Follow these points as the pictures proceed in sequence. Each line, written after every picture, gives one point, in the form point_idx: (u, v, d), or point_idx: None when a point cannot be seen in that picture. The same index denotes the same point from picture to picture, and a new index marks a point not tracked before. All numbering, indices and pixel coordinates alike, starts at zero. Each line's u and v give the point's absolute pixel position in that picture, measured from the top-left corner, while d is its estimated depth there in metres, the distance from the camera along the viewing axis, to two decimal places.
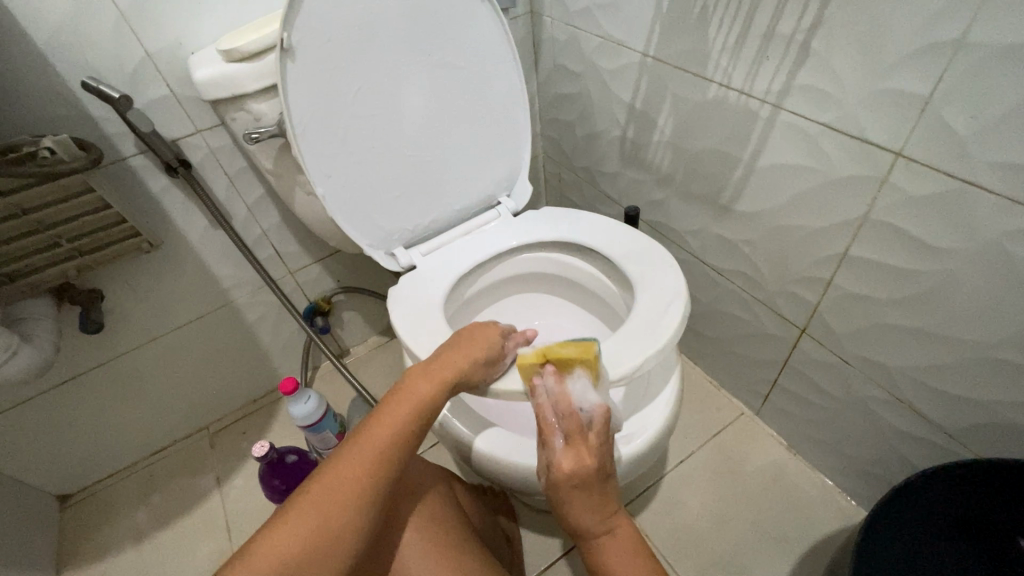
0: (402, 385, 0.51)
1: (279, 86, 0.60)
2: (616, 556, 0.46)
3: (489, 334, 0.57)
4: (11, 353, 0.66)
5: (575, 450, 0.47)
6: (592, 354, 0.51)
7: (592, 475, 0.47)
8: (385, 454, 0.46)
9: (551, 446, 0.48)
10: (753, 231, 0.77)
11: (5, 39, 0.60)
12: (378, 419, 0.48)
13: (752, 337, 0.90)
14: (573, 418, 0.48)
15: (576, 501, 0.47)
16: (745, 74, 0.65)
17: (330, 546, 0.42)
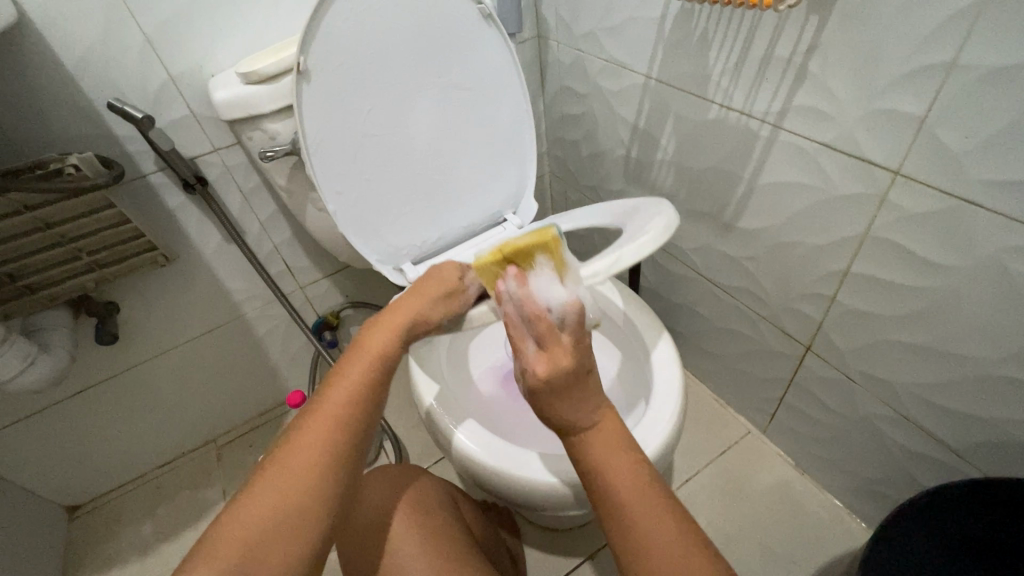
0: (360, 339, 0.50)
1: (295, 107, 0.62)
2: (603, 451, 0.43)
3: (445, 270, 0.61)
4: (29, 362, 0.68)
5: (548, 353, 0.45)
6: (552, 240, 0.51)
7: (568, 375, 0.44)
8: (346, 409, 0.44)
9: (523, 354, 0.47)
10: (755, 248, 0.78)
11: (38, 64, 0.63)
12: (337, 376, 0.46)
13: (757, 355, 0.90)
14: (542, 319, 0.47)
15: (557, 404, 0.45)
16: (744, 95, 0.67)
17: (294, 517, 0.39)
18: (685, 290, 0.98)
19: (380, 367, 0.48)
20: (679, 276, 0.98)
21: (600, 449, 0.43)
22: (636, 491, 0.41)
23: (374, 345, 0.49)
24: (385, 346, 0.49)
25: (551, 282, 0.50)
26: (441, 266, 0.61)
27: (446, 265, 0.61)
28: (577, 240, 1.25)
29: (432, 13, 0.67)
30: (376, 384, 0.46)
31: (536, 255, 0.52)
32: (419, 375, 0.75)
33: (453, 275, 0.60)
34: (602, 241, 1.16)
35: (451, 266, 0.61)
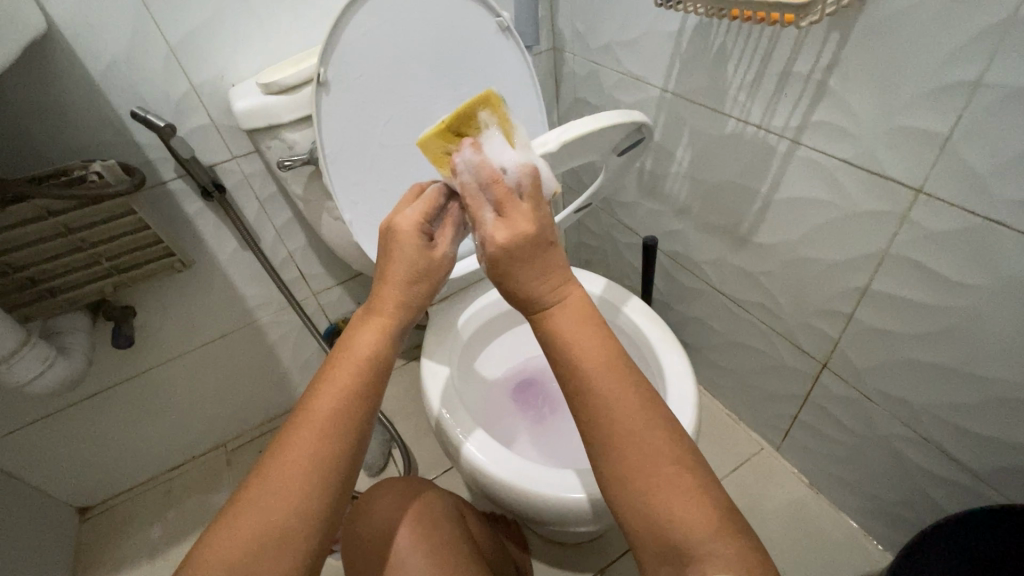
0: (343, 337, 0.46)
1: (314, 117, 0.63)
2: (568, 324, 0.41)
3: (409, 239, 0.47)
4: (48, 364, 0.68)
5: (507, 219, 0.41)
6: (492, 99, 0.48)
7: (531, 242, 0.40)
8: (329, 429, 0.41)
9: (480, 222, 0.42)
10: (771, 263, 0.77)
11: (66, 74, 0.65)
12: (322, 381, 0.43)
13: (771, 371, 0.89)
14: (499, 184, 0.42)
15: (517, 277, 0.41)
16: (763, 110, 0.66)
17: (276, 541, 0.38)
18: (698, 304, 0.97)
19: (366, 369, 0.44)
20: (692, 289, 0.97)
21: (588, 370, 0.39)
22: (638, 434, 0.37)
23: (359, 349, 0.45)
24: (370, 346, 0.45)
25: (502, 143, 0.47)
26: (397, 229, 0.47)
27: (405, 228, 0.47)
28: (588, 251, 1.25)
29: (449, 25, 0.68)
30: (363, 388, 0.43)
31: (479, 112, 0.48)
32: (432, 384, 0.75)
33: (410, 234, 0.47)
34: (614, 252, 1.16)
35: (409, 215, 0.48)
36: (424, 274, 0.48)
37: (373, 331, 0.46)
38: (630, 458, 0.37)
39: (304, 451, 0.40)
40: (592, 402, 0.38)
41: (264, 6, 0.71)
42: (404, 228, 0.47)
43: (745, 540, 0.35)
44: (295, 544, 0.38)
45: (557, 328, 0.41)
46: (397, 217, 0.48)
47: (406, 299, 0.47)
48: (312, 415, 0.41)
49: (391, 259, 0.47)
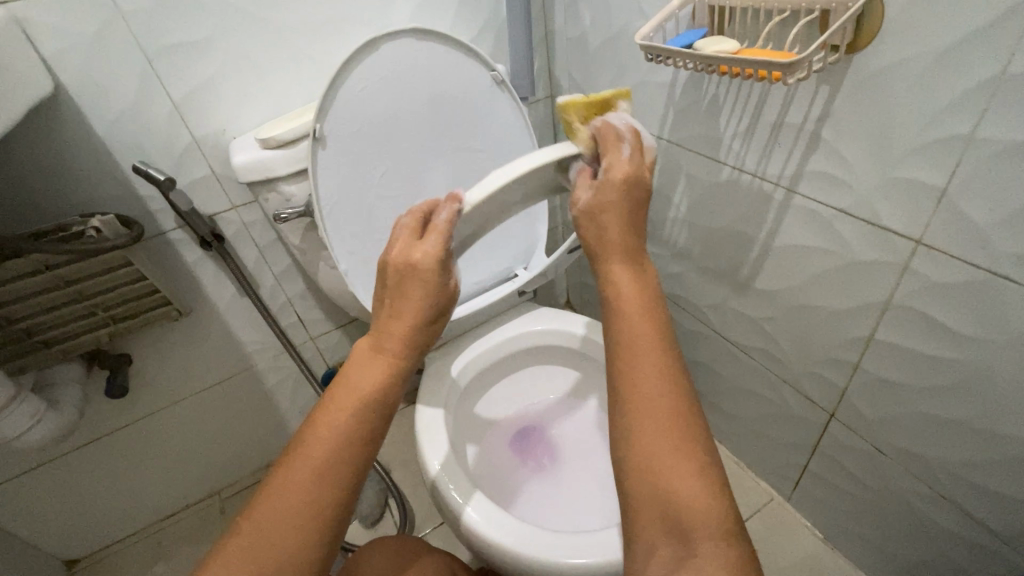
0: (348, 369, 0.47)
1: (310, 169, 0.64)
2: (625, 303, 0.46)
3: (422, 272, 0.47)
4: (37, 419, 0.67)
5: (632, 156, 0.48)
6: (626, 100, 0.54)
7: (646, 192, 0.49)
8: (334, 462, 0.42)
9: (618, 151, 0.48)
10: (772, 309, 0.76)
11: (71, 131, 0.66)
12: (325, 413, 0.45)
13: (778, 418, 0.86)
14: (638, 137, 0.50)
15: (617, 214, 0.48)
16: (757, 159, 0.66)
17: None
18: (702, 348, 0.95)
19: (372, 404, 0.45)
20: (693, 333, 0.96)
21: (628, 357, 0.45)
22: (673, 427, 0.42)
23: (365, 383, 0.46)
24: (377, 380, 0.46)
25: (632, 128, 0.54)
26: (416, 265, 0.47)
27: (426, 266, 0.47)
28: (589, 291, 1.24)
29: (444, 79, 0.69)
30: (366, 420, 0.45)
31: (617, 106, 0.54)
32: (426, 437, 0.73)
33: (431, 273, 0.47)
34: None
35: (429, 247, 0.48)
36: (433, 312, 0.49)
37: (379, 366, 0.47)
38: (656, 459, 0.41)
39: (309, 480, 0.41)
40: (638, 384, 0.43)
41: (266, 62, 0.73)
42: (422, 261, 0.47)
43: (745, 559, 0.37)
44: None
45: (618, 293, 0.47)
46: (414, 250, 0.48)
47: (416, 336, 0.48)
48: (315, 445, 0.43)
49: (407, 294, 0.48)
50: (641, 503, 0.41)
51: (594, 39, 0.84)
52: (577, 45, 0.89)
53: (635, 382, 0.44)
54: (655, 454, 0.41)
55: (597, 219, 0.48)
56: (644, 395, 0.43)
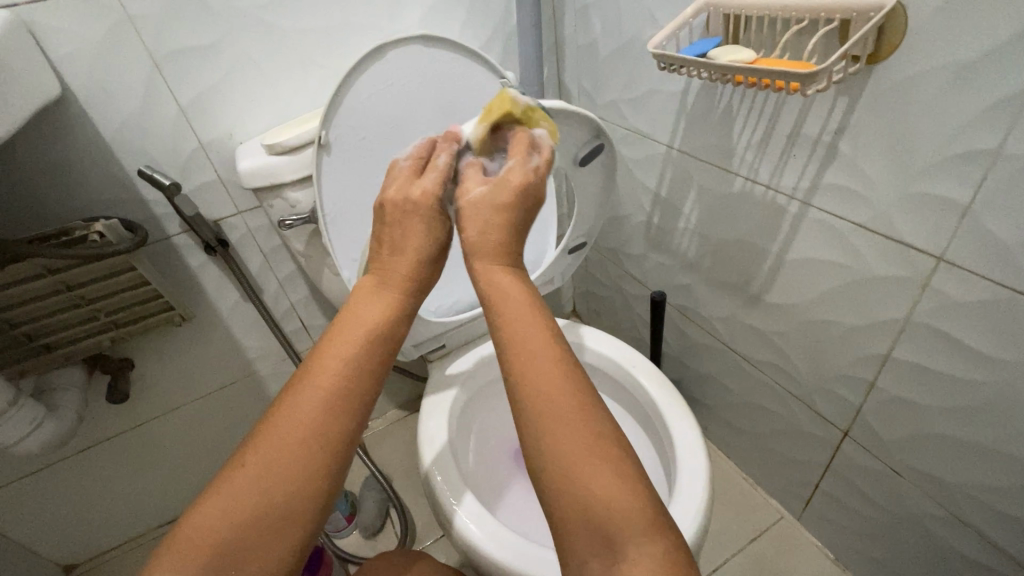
0: (353, 304, 0.49)
1: (314, 176, 0.63)
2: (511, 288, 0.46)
3: (421, 212, 0.50)
4: (36, 424, 0.66)
5: (539, 167, 0.50)
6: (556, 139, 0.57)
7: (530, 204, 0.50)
8: (330, 393, 0.44)
9: (528, 160, 0.49)
10: (784, 323, 0.74)
11: (76, 134, 0.66)
12: (329, 349, 0.46)
13: (788, 435, 0.84)
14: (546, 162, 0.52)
15: (512, 210, 0.48)
16: (771, 170, 0.65)
17: (271, 509, 0.41)
18: (711, 361, 0.93)
19: (371, 339, 0.47)
20: (701, 345, 0.94)
21: (526, 338, 0.43)
22: (578, 411, 0.40)
23: (368, 322, 0.48)
24: (380, 318, 0.48)
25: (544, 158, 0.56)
26: (416, 202, 0.50)
27: (426, 201, 0.50)
28: (596, 300, 1.23)
29: (453, 87, 0.68)
30: (370, 356, 0.47)
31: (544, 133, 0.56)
32: (429, 453, 0.72)
33: (429, 206, 0.50)
34: (622, 304, 1.13)
35: (430, 186, 0.50)
36: (435, 251, 0.51)
37: (382, 304, 0.49)
38: (576, 476, 0.38)
39: (310, 416, 0.43)
40: (539, 370, 0.42)
41: (274, 67, 0.73)
42: (421, 199, 0.50)
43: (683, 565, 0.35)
44: (291, 514, 0.41)
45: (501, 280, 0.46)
46: (414, 188, 0.50)
47: (415, 274, 0.50)
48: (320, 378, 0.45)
49: (408, 233, 0.50)
50: (562, 521, 0.38)
51: (604, 47, 0.83)
52: (587, 54, 0.88)
53: (533, 370, 0.42)
54: (560, 442, 0.39)
55: (496, 212, 0.48)
56: (545, 384, 0.41)
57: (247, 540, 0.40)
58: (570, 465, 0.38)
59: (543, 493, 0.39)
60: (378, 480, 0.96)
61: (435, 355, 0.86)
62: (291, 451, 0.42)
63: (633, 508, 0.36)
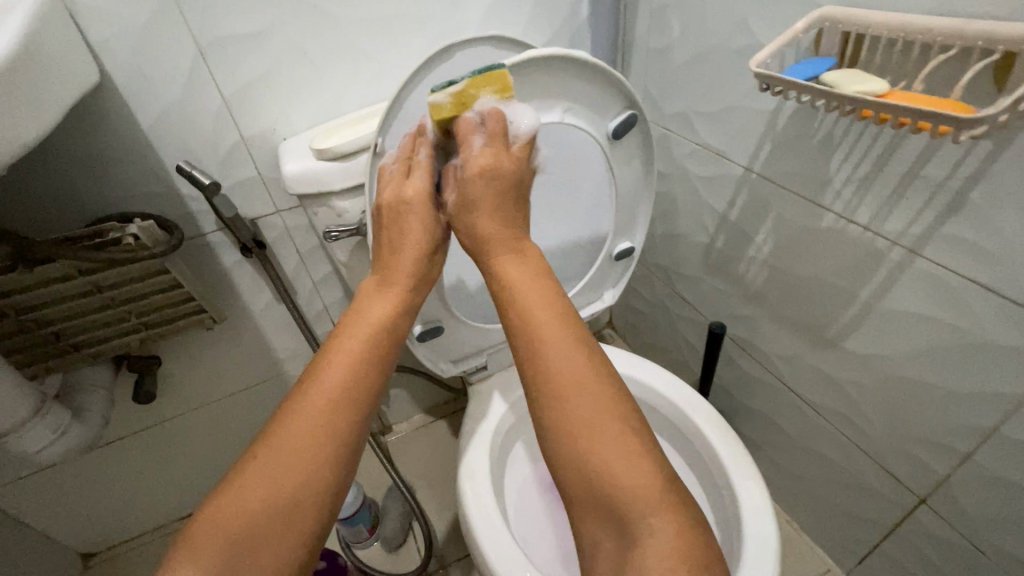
0: (357, 302, 0.52)
1: (366, 186, 0.58)
2: (523, 276, 0.48)
3: (416, 210, 0.53)
4: (61, 433, 0.63)
5: (493, 149, 0.51)
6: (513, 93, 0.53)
7: (507, 175, 0.51)
8: (344, 383, 0.46)
9: (470, 145, 0.50)
10: (865, 374, 0.67)
11: (114, 123, 0.61)
12: (338, 343, 0.48)
13: (847, 489, 0.77)
14: (498, 130, 0.51)
15: (485, 203, 0.50)
16: (875, 211, 0.58)
17: (289, 505, 0.41)
18: (763, 398, 0.87)
19: (379, 334, 0.50)
20: (755, 380, 0.87)
21: (538, 328, 0.45)
22: (597, 398, 0.42)
23: (375, 316, 0.50)
24: (386, 313, 0.51)
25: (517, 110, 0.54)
26: (410, 202, 0.52)
27: (416, 198, 0.53)
28: (636, 315, 1.16)
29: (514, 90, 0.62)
30: (377, 349, 0.49)
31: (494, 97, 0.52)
32: (470, 489, 0.68)
33: (417, 204, 0.53)
34: (666, 325, 1.07)
35: (418, 184, 0.53)
36: (433, 247, 0.54)
37: (386, 300, 0.51)
38: (597, 458, 0.40)
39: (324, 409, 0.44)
40: (555, 361, 0.44)
41: (324, 58, 0.67)
42: (414, 197, 0.53)
43: (697, 530, 0.38)
44: (309, 505, 0.42)
45: (510, 271, 0.49)
46: (406, 186, 0.53)
47: (415, 272, 0.53)
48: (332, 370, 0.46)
49: (408, 232, 0.53)
50: (582, 502, 0.41)
51: (681, 54, 0.76)
52: (659, 58, 0.80)
53: (553, 360, 0.44)
54: (575, 427, 0.41)
55: (472, 207, 0.51)
56: (562, 374, 0.43)
57: (263, 537, 0.40)
58: (587, 445, 0.41)
59: (559, 476, 0.42)
60: (405, 494, 0.93)
61: (475, 377, 0.81)
62: (307, 443, 0.43)
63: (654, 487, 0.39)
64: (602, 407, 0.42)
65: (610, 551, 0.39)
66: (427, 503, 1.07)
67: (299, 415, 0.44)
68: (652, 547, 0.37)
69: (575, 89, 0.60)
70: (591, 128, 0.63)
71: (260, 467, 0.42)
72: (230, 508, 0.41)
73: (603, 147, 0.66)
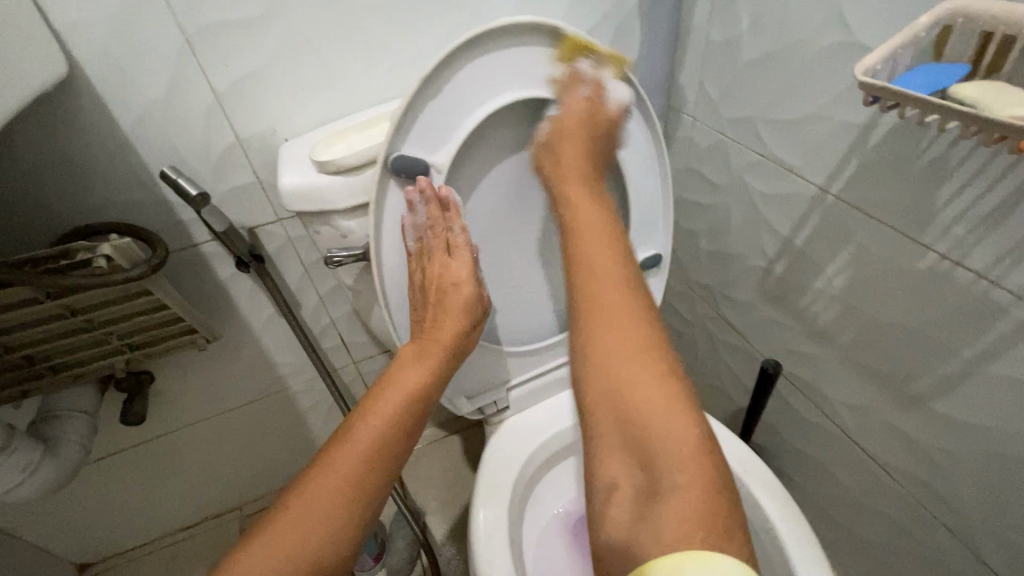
0: (390, 369, 0.49)
1: (372, 207, 0.49)
2: (579, 207, 0.47)
3: (461, 288, 0.50)
4: (30, 471, 0.59)
5: (589, 105, 0.51)
6: (624, 66, 0.52)
7: (593, 124, 0.51)
8: (369, 455, 0.44)
9: (572, 90, 0.51)
10: (955, 441, 0.57)
11: (91, 123, 0.53)
12: (367, 409, 0.46)
13: (916, 561, 0.67)
14: (597, 89, 0.51)
15: (572, 140, 0.50)
16: (999, 257, 0.47)
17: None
18: (817, 445, 0.77)
19: (409, 404, 0.47)
20: (809, 424, 0.77)
21: (590, 256, 0.44)
22: (638, 338, 0.40)
23: (410, 383, 0.47)
24: (420, 383, 0.48)
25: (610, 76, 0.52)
26: (456, 277, 0.50)
27: (462, 263, 0.50)
28: (670, 334, 1.06)
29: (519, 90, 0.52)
30: (407, 420, 0.46)
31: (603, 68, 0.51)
32: (491, 554, 0.58)
33: (464, 269, 0.50)
34: (705, 350, 0.96)
35: (462, 267, 0.50)
36: (474, 320, 0.52)
37: (419, 369, 0.49)
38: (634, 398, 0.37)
39: (345, 479, 0.42)
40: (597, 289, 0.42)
41: (330, 48, 0.57)
42: (461, 277, 0.50)
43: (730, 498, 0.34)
44: None
45: (573, 199, 0.47)
46: (450, 264, 0.50)
47: (454, 342, 0.51)
48: (365, 431, 0.45)
49: (446, 303, 0.50)
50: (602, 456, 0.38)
51: (750, 49, 0.64)
52: (722, 53, 0.69)
53: (596, 294, 0.42)
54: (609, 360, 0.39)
55: (553, 145, 0.51)
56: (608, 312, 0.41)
57: None
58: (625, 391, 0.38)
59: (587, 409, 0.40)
60: (413, 526, 0.86)
61: (496, 417, 0.71)
62: (319, 518, 0.41)
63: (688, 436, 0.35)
64: (646, 363, 0.39)
65: (630, 499, 0.35)
66: (438, 528, 1.00)
67: (325, 477, 0.42)
68: (677, 507, 0.33)
69: (547, 56, 0.50)
70: (581, 105, 0.52)
71: (286, 527, 0.40)
72: None
73: None
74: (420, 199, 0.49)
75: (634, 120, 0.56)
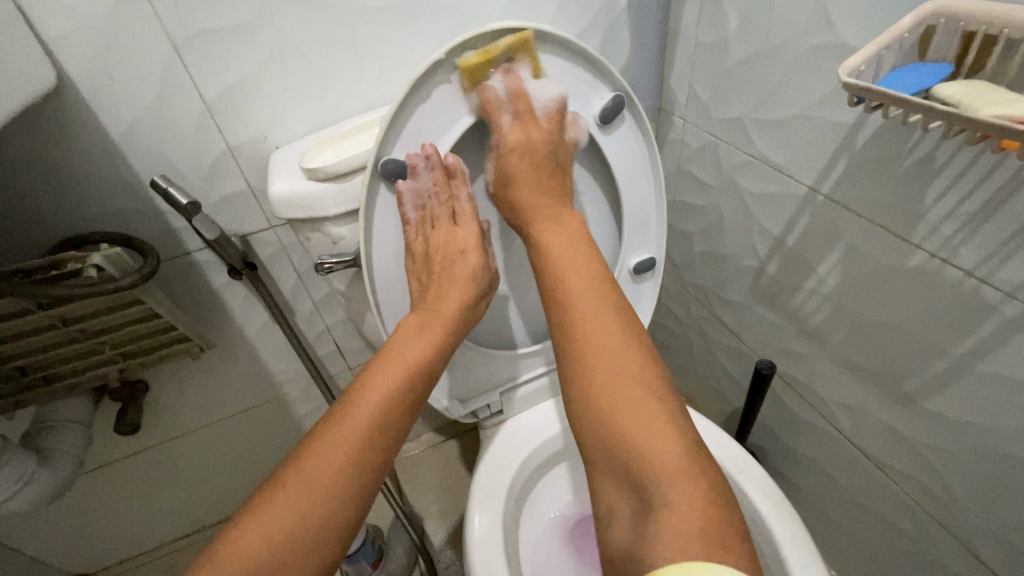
0: (392, 338, 0.48)
1: (362, 213, 0.49)
2: (567, 241, 0.49)
3: (468, 256, 0.52)
4: (24, 482, 0.59)
5: (523, 126, 0.51)
6: (536, 52, 0.48)
7: (540, 149, 0.52)
8: (376, 422, 0.42)
9: (500, 121, 0.50)
10: (948, 439, 0.57)
11: (81, 133, 0.53)
12: (371, 376, 0.45)
13: (913, 561, 0.67)
14: (521, 99, 0.50)
15: (523, 181, 0.52)
16: (987, 254, 0.47)
17: (301, 541, 0.37)
18: (813, 444, 0.76)
19: (416, 374, 0.46)
20: (805, 425, 0.77)
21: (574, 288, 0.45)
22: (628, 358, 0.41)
23: (412, 355, 0.46)
24: (422, 354, 0.47)
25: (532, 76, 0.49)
26: (464, 251, 0.51)
27: (467, 232, 0.52)
28: (666, 336, 1.06)
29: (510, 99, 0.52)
30: (412, 389, 0.45)
31: (528, 68, 0.49)
32: (486, 559, 0.58)
33: (470, 239, 0.52)
34: (701, 351, 0.96)
35: (469, 234, 0.52)
36: (477, 292, 0.52)
37: (423, 339, 0.48)
38: (625, 422, 0.38)
39: (350, 445, 0.41)
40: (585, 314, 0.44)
41: (320, 54, 0.58)
42: (467, 245, 0.52)
43: (726, 505, 0.34)
44: (322, 545, 0.38)
45: (548, 237, 0.49)
46: (456, 235, 0.52)
47: (458, 316, 0.50)
48: (370, 397, 0.43)
49: (452, 276, 0.51)
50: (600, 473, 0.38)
51: (738, 50, 0.65)
52: (711, 54, 0.69)
53: (585, 318, 0.43)
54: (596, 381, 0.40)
55: (505, 182, 0.53)
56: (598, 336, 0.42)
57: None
58: (615, 413, 0.38)
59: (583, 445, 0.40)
60: (410, 531, 0.86)
61: (491, 422, 0.71)
62: (326, 481, 0.39)
63: (681, 451, 0.36)
64: (633, 386, 0.39)
65: (628, 517, 0.35)
66: (436, 533, 0.99)
67: (329, 442, 0.41)
68: (670, 518, 0.33)
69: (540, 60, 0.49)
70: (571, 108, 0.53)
71: (291, 491, 0.38)
72: (240, 540, 0.37)
73: (593, 134, 0.55)
74: (422, 164, 0.48)
75: (624, 124, 0.56)
